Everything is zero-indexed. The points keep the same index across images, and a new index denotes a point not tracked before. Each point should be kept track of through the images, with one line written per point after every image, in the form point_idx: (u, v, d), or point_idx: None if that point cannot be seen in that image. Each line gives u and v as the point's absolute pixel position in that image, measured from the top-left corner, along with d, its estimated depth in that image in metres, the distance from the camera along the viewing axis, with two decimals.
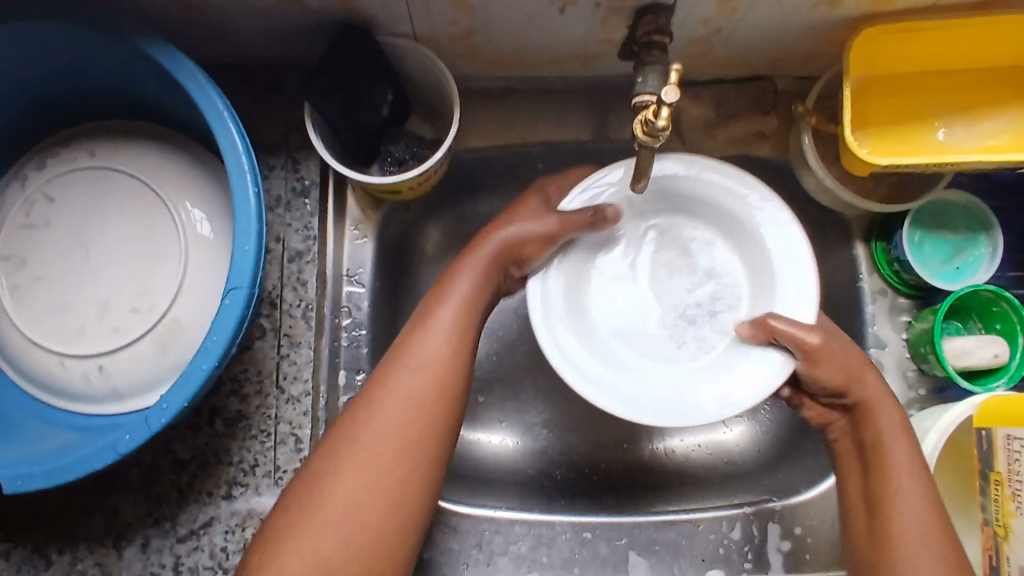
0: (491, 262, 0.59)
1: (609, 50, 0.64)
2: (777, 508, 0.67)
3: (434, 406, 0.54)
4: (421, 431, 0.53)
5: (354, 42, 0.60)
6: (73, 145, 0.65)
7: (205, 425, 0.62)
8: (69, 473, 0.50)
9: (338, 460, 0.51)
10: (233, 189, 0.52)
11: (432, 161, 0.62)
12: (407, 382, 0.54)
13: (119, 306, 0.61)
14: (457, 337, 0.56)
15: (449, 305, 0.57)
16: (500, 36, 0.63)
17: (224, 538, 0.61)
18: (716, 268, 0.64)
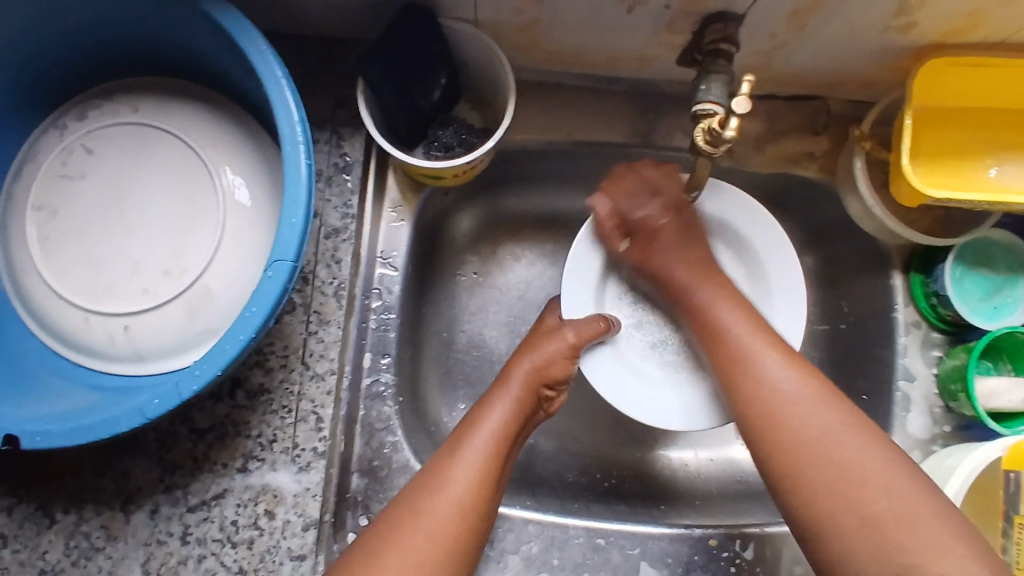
0: (528, 380, 0.63)
1: (668, 55, 0.64)
2: (758, 533, 0.66)
3: (495, 478, 0.58)
4: (484, 500, 0.56)
5: (417, 22, 0.59)
6: (115, 99, 0.64)
7: (226, 395, 0.61)
8: (91, 433, 0.49)
9: (393, 535, 0.54)
10: (285, 158, 0.51)
11: (485, 147, 0.61)
12: (476, 453, 0.58)
13: (150, 267, 0.60)
14: (510, 425, 0.61)
15: (508, 394, 0.62)
16: (562, 30, 0.62)
17: (236, 511, 0.60)
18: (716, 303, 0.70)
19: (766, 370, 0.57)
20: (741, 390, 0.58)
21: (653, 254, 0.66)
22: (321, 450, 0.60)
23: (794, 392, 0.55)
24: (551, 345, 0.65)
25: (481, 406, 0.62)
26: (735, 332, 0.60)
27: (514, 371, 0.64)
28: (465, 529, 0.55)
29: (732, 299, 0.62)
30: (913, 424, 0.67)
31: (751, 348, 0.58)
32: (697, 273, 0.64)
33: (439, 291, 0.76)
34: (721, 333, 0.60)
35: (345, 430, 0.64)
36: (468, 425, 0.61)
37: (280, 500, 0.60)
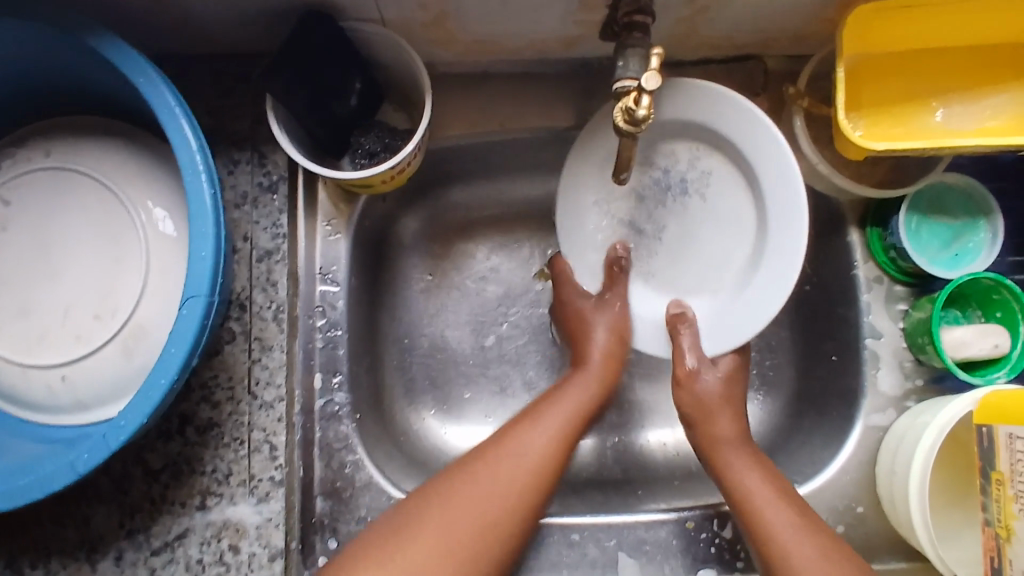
0: (613, 345, 0.65)
1: (590, 31, 0.61)
2: None
3: (559, 458, 0.58)
4: (551, 471, 0.58)
5: (318, 28, 0.56)
6: (28, 144, 0.62)
7: (176, 433, 0.60)
8: (29, 494, 0.48)
9: (461, 488, 0.55)
10: (189, 189, 0.49)
11: (407, 150, 0.59)
12: (555, 423, 0.60)
13: (80, 313, 0.58)
14: (580, 410, 0.62)
15: (585, 373, 0.64)
16: (474, 19, 0.59)
17: (200, 549, 0.59)
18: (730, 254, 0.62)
19: (770, 517, 0.55)
20: (747, 514, 0.56)
21: (703, 397, 0.62)
22: (278, 478, 0.59)
23: (784, 525, 0.54)
24: (599, 334, 0.65)
25: (533, 406, 0.62)
26: (760, 490, 0.57)
27: (586, 354, 0.65)
28: (525, 495, 0.56)
29: (749, 448, 0.61)
30: (883, 381, 0.65)
31: (769, 516, 0.55)
32: (738, 433, 0.61)
33: (393, 299, 0.74)
34: (741, 475, 0.58)
35: (303, 454, 0.63)
36: (523, 424, 0.59)
37: (242, 533, 0.59)
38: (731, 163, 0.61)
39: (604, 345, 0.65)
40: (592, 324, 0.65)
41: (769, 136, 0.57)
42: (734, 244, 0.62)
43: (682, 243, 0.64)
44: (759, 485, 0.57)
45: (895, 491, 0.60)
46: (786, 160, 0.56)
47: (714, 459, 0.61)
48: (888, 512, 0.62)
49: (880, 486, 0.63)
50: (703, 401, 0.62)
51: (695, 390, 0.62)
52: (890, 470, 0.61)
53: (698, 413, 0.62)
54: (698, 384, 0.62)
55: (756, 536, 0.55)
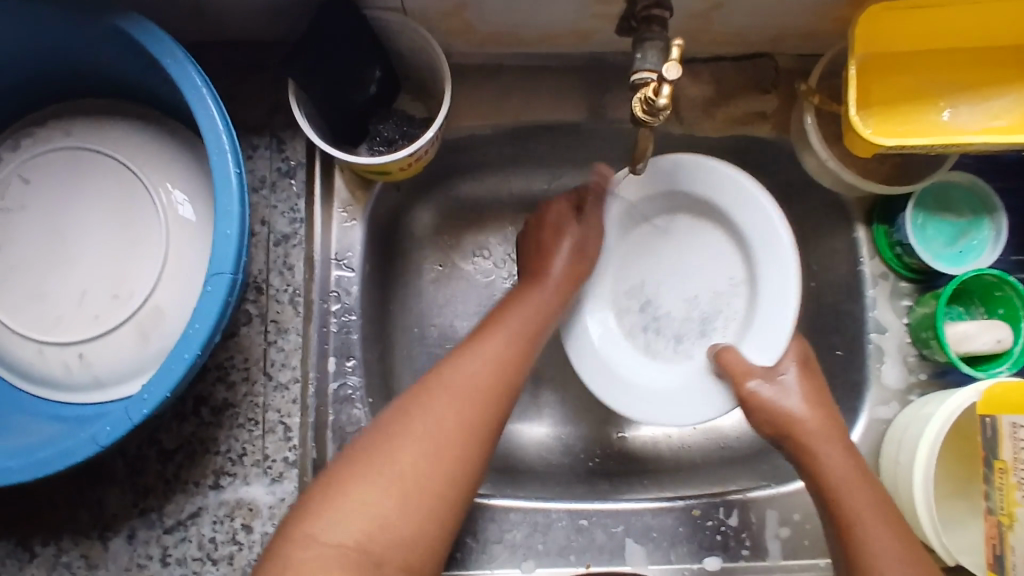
0: (568, 274, 0.64)
1: (606, 25, 0.62)
2: (738, 498, 0.65)
3: (502, 376, 0.57)
4: (495, 391, 0.56)
5: (341, 15, 0.57)
6: (48, 125, 0.62)
7: (191, 414, 0.60)
8: (49, 466, 0.49)
9: (398, 429, 0.53)
10: (214, 168, 0.49)
11: (425, 137, 0.60)
12: (494, 348, 0.59)
13: (98, 292, 0.59)
14: (511, 352, 0.59)
15: (542, 289, 0.63)
16: (492, 10, 0.60)
17: (213, 528, 0.59)
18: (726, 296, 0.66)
19: (853, 504, 0.56)
20: (837, 501, 0.57)
21: (789, 409, 0.61)
22: (291, 459, 0.60)
23: (877, 527, 0.55)
24: (556, 262, 0.64)
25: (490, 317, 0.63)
26: (837, 474, 0.58)
27: (549, 264, 0.64)
28: (468, 444, 0.53)
29: (839, 437, 0.60)
30: (887, 374, 0.66)
31: (859, 501, 0.57)
32: (827, 424, 0.60)
33: (404, 287, 0.75)
34: (828, 465, 0.58)
35: (316, 437, 0.64)
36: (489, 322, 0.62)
37: (255, 513, 0.59)
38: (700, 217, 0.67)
39: (562, 271, 0.64)
40: (551, 259, 0.65)
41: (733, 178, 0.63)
42: (730, 284, 0.66)
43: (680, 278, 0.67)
44: (842, 461, 0.59)
45: (900, 481, 0.61)
46: (758, 197, 0.62)
47: (800, 449, 0.60)
48: (893, 504, 0.63)
49: (885, 478, 0.64)
50: (785, 414, 0.61)
51: (776, 407, 0.61)
52: (894, 461, 0.62)
53: (790, 426, 0.61)
54: (775, 403, 0.61)
55: (834, 521, 0.57)
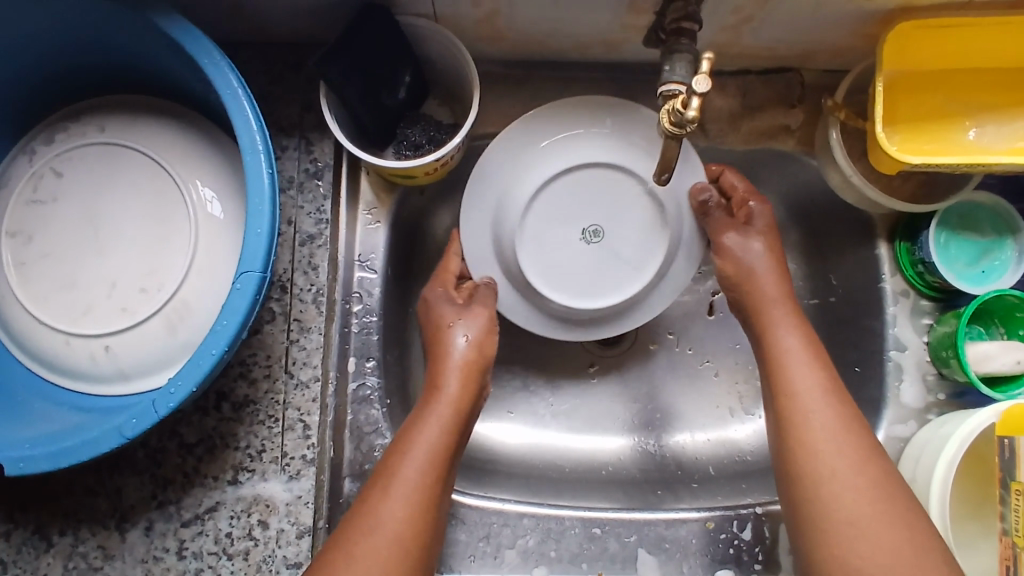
0: (464, 381, 0.60)
1: (635, 36, 0.63)
2: (755, 513, 0.65)
3: (431, 499, 0.55)
4: (422, 521, 0.54)
5: (377, 21, 0.58)
6: (81, 119, 0.63)
7: (212, 408, 0.61)
8: (75, 455, 0.49)
9: (340, 563, 0.51)
10: (247, 168, 0.50)
11: (454, 142, 0.60)
12: (414, 471, 0.55)
13: (128, 286, 0.60)
14: (449, 435, 0.57)
15: (442, 401, 0.59)
16: (523, 19, 0.61)
17: (230, 523, 0.60)
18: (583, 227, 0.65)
19: (798, 383, 0.57)
20: (794, 388, 0.57)
21: (741, 267, 0.64)
22: (310, 457, 0.60)
23: (816, 393, 0.57)
24: (449, 378, 0.60)
25: (427, 399, 0.60)
26: (789, 347, 0.59)
27: (444, 374, 0.60)
28: (405, 566, 0.52)
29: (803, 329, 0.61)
30: (906, 394, 0.66)
31: (803, 394, 0.57)
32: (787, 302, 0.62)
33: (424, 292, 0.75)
34: (788, 360, 0.59)
35: (334, 436, 0.64)
36: (426, 397, 0.60)
37: (272, 509, 0.60)
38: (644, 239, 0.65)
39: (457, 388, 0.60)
40: (444, 375, 0.60)
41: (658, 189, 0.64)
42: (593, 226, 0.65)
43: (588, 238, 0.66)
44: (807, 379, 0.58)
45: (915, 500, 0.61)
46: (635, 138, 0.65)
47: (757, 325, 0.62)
48: None
49: None
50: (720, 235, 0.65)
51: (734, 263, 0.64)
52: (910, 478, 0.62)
53: (751, 283, 0.63)
54: (782, 327, 0.60)
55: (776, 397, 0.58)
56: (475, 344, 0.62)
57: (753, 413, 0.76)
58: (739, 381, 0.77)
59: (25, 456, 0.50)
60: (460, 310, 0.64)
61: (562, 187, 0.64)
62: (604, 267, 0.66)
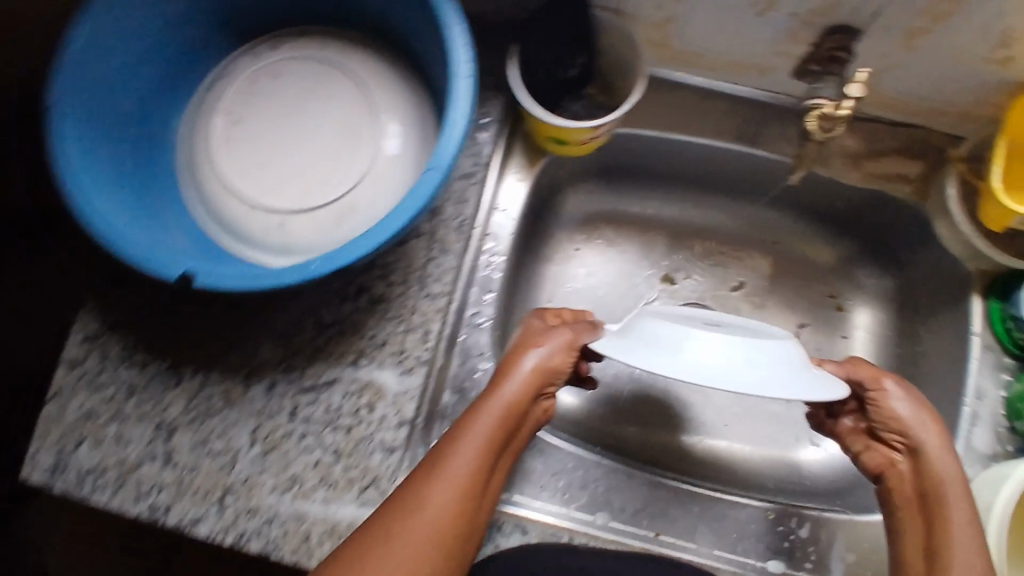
0: (525, 391, 0.61)
1: (786, 65, 0.70)
2: (814, 516, 0.69)
3: (472, 497, 0.56)
4: (463, 518, 0.55)
5: (572, 5, 0.65)
6: (304, 36, 0.72)
7: (351, 296, 0.68)
8: (256, 281, 0.55)
9: (377, 545, 0.53)
10: (451, 107, 0.59)
11: (607, 120, 0.67)
12: (460, 468, 0.56)
13: (311, 178, 0.67)
14: (496, 439, 0.59)
15: (496, 405, 0.60)
16: (695, 29, 0.68)
17: (342, 398, 0.66)
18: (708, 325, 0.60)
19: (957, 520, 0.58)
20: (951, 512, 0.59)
21: (899, 415, 0.64)
22: (424, 358, 0.66)
23: (967, 524, 0.58)
24: (510, 383, 0.61)
25: (485, 397, 0.60)
26: (950, 484, 0.60)
27: (505, 381, 0.61)
28: (440, 554, 0.54)
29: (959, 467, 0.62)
30: (979, 439, 0.69)
31: (953, 513, 0.59)
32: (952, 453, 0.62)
33: (538, 252, 0.83)
34: (946, 486, 0.60)
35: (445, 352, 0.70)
36: (483, 394, 0.61)
37: (382, 395, 0.66)
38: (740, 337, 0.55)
39: (518, 395, 0.61)
40: (506, 379, 0.61)
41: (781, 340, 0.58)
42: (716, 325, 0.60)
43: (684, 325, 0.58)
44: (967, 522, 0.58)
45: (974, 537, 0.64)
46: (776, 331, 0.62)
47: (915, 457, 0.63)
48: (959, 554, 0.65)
49: None
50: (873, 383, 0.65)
51: (895, 411, 0.64)
52: None
53: (916, 430, 0.63)
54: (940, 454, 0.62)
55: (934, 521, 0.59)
56: (548, 356, 0.64)
57: (817, 442, 0.80)
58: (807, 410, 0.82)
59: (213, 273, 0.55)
60: (541, 329, 0.67)
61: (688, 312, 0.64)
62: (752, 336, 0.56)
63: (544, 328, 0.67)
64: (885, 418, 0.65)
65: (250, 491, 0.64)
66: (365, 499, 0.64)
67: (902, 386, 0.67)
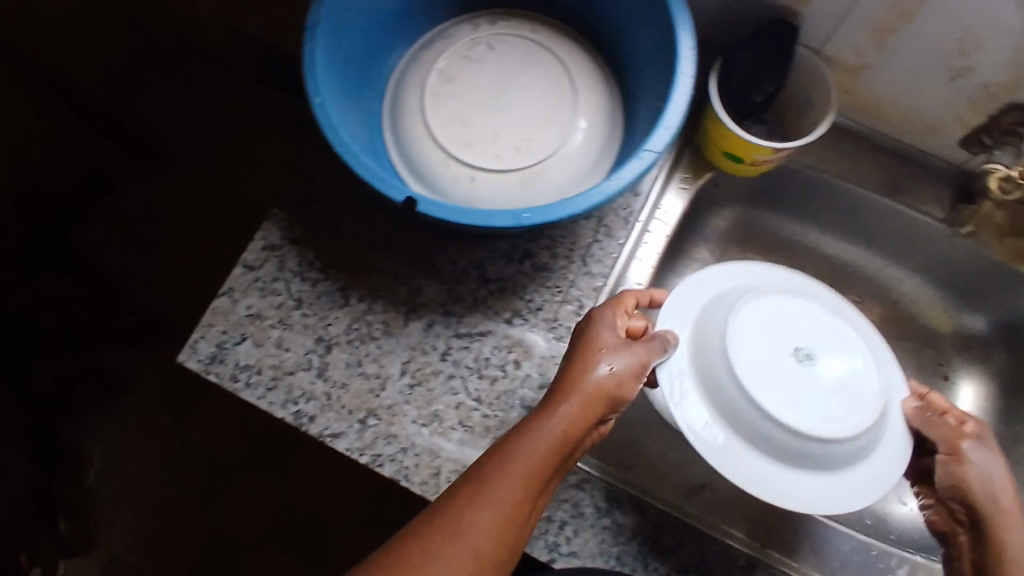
0: (580, 417, 0.54)
1: (957, 132, 0.75)
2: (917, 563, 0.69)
3: (513, 526, 0.52)
4: (504, 544, 0.52)
5: (787, 32, 0.69)
6: (520, 21, 0.78)
7: (516, 259, 0.72)
8: (471, 218, 0.58)
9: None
10: (671, 94, 0.62)
11: (792, 146, 0.71)
12: (502, 497, 0.52)
13: (505, 142, 0.71)
14: (545, 465, 0.53)
15: (547, 428, 0.54)
16: (884, 81, 0.73)
17: (492, 350, 0.69)
18: (803, 352, 0.61)
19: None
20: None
21: (989, 481, 0.58)
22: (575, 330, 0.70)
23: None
24: (569, 405, 0.54)
25: (538, 414, 0.55)
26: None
27: (562, 403, 0.54)
28: None
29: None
30: None
31: None
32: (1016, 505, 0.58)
33: (681, 266, 0.86)
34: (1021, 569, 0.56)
35: None
36: (540, 412, 0.55)
37: (529, 355, 0.69)
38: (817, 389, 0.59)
39: (579, 421, 0.54)
40: (564, 400, 0.54)
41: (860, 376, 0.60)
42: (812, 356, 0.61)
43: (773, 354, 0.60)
44: None
45: None
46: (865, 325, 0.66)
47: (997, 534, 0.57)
48: None
49: None
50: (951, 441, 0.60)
51: (968, 479, 0.59)
52: None
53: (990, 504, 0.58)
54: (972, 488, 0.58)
55: None
56: (619, 377, 0.56)
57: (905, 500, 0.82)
58: None
59: (432, 201, 0.59)
60: (620, 344, 0.58)
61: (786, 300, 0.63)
62: (849, 392, 0.59)
63: (620, 342, 0.58)
64: (955, 489, 0.59)
65: (392, 417, 0.68)
66: None
67: (987, 442, 0.60)
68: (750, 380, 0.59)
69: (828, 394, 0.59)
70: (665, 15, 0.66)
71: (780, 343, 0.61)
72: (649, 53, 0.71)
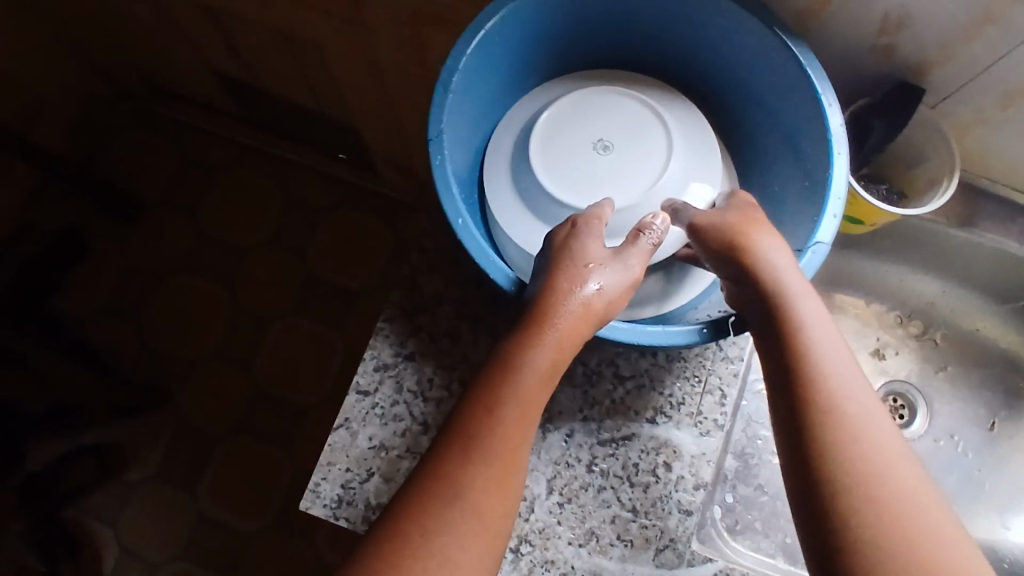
0: (567, 329, 0.53)
1: None
2: None
3: (512, 449, 0.50)
4: (509, 476, 0.49)
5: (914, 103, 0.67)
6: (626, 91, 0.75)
7: (649, 352, 0.68)
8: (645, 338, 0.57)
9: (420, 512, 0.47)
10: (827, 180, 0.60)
11: (923, 208, 0.70)
12: (508, 414, 0.50)
13: None
14: (538, 385, 0.51)
15: (553, 343, 0.52)
16: (996, 135, 0.72)
17: (639, 455, 0.65)
18: (604, 143, 0.68)
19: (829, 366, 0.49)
20: (821, 389, 0.48)
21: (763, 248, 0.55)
22: (721, 422, 0.66)
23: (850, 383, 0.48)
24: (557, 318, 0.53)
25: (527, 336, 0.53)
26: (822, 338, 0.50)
27: (543, 312, 0.53)
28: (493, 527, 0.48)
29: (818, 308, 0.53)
30: None
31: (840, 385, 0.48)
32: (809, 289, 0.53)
33: None
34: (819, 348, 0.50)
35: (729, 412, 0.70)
36: (524, 342, 0.52)
37: (679, 456, 0.65)
38: (615, 167, 0.67)
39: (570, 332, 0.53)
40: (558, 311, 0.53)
41: (651, 152, 0.67)
42: (613, 144, 0.68)
43: (625, 163, 0.67)
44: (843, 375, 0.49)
45: None
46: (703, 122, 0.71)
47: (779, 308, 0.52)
48: None
49: None
50: (734, 226, 0.57)
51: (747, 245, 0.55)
52: None
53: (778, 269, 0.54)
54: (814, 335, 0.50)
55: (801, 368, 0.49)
56: (614, 285, 0.56)
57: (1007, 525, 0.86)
58: (1005, 490, 0.88)
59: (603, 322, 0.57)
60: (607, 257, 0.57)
61: (627, 109, 0.69)
62: (622, 165, 0.67)
63: (608, 255, 0.57)
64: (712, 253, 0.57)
65: (545, 542, 0.63)
66: (661, 561, 0.63)
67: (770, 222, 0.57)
68: (555, 141, 0.68)
69: (619, 172, 0.67)
70: (798, 90, 0.63)
71: (629, 128, 0.68)
72: (770, 118, 0.68)
